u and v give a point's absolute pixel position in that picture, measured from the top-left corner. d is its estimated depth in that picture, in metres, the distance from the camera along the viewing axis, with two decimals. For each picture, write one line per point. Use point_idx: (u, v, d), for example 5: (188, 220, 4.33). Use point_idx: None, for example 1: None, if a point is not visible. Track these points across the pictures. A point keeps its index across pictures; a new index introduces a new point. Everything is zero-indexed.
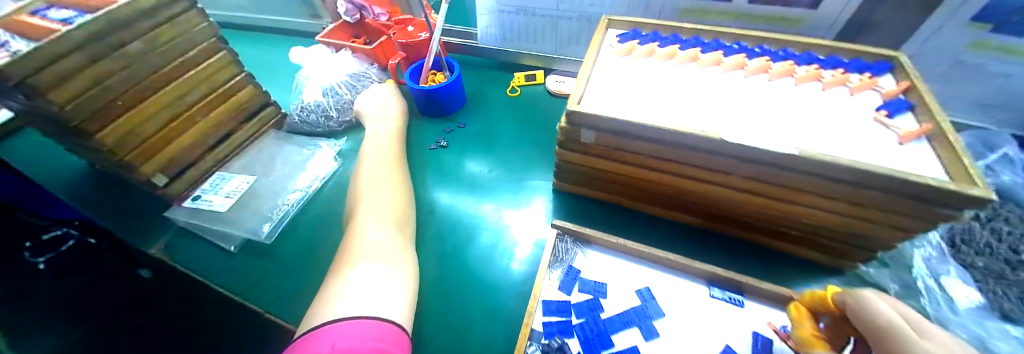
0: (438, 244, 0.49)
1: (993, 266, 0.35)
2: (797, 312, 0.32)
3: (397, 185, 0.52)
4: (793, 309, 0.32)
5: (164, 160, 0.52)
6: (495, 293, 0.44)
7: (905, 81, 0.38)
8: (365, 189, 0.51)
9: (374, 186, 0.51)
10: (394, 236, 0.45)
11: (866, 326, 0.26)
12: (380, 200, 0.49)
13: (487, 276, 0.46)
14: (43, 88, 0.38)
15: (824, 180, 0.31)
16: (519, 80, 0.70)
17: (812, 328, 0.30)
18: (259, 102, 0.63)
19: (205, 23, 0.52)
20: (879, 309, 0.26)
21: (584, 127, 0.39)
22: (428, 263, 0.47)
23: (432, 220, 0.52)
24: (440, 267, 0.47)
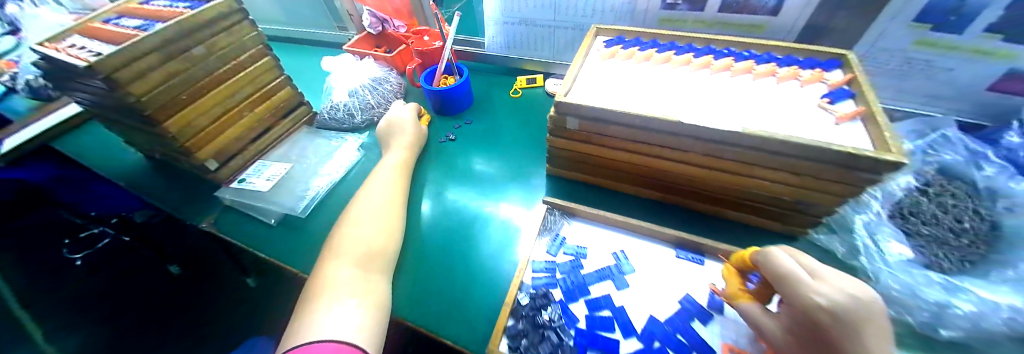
0: (438, 234, 0.54)
1: (939, 233, 0.42)
2: (727, 275, 0.38)
3: (393, 194, 0.56)
4: (725, 269, 0.39)
5: (215, 149, 0.61)
6: (487, 278, 0.48)
7: (850, 73, 0.43)
8: (367, 194, 0.55)
9: (379, 191, 0.56)
10: (384, 241, 0.49)
11: (772, 275, 0.32)
12: (379, 206, 0.53)
13: (477, 265, 0.49)
14: (124, 84, 0.47)
15: (764, 154, 0.37)
16: (522, 82, 0.78)
17: (737, 284, 0.37)
18: (294, 102, 0.73)
19: (253, 33, 0.62)
20: (782, 262, 0.31)
21: (569, 116, 0.46)
22: (427, 252, 0.52)
23: (434, 214, 0.58)
24: (440, 253, 0.52)
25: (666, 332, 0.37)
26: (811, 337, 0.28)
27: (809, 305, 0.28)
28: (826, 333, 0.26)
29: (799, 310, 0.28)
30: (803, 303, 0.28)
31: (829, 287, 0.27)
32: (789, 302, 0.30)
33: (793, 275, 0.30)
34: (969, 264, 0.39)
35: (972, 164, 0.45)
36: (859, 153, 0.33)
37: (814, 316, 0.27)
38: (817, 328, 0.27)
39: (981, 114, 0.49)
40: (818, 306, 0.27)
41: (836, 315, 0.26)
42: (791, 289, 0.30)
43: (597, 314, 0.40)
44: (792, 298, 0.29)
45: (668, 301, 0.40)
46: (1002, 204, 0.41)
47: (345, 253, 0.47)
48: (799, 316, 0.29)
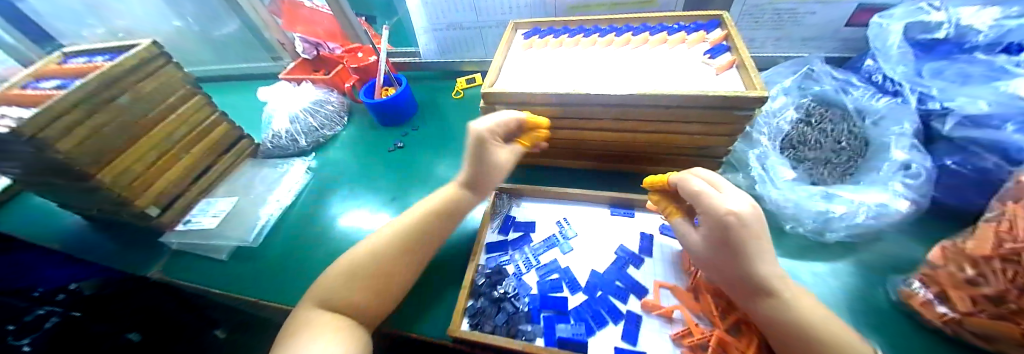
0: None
1: (823, 155, 0.48)
2: (657, 202, 0.42)
3: (422, 218, 0.44)
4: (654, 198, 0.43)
5: (154, 193, 0.59)
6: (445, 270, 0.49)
7: (726, 31, 0.50)
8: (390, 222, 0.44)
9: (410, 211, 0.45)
10: (393, 274, 0.39)
11: (688, 195, 0.35)
12: (401, 239, 0.41)
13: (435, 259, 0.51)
14: (53, 142, 0.44)
15: (661, 108, 0.43)
16: (461, 84, 0.81)
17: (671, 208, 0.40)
18: (233, 136, 0.72)
19: (179, 74, 0.60)
20: (693, 184, 0.35)
21: (496, 104, 0.50)
22: None
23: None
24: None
25: (606, 281, 0.41)
26: (720, 245, 0.32)
27: (720, 214, 0.31)
28: (732, 240, 0.31)
29: (712, 222, 0.32)
30: (716, 214, 0.32)
31: (732, 196, 0.32)
32: (703, 218, 0.34)
33: (702, 193, 0.34)
34: (849, 176, 0.45)
35: (841, 90, 0.52)
36: (728, 94, 0.38)
37: (724, 227, 0.31)
38: (725, 234, 0.31)
39: (848, 49, 0.56)
40: (728, 212, 0.31)
41: (744, 220, 0.31)
42: (703, 205, 0.33)
43: (547, 278, 0.43)
44: (706, 213, 0.33)
45: (606, 254, 0.44)
46: (870, 119, 0.48)
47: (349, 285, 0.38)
48: (712, 226, 0.32)
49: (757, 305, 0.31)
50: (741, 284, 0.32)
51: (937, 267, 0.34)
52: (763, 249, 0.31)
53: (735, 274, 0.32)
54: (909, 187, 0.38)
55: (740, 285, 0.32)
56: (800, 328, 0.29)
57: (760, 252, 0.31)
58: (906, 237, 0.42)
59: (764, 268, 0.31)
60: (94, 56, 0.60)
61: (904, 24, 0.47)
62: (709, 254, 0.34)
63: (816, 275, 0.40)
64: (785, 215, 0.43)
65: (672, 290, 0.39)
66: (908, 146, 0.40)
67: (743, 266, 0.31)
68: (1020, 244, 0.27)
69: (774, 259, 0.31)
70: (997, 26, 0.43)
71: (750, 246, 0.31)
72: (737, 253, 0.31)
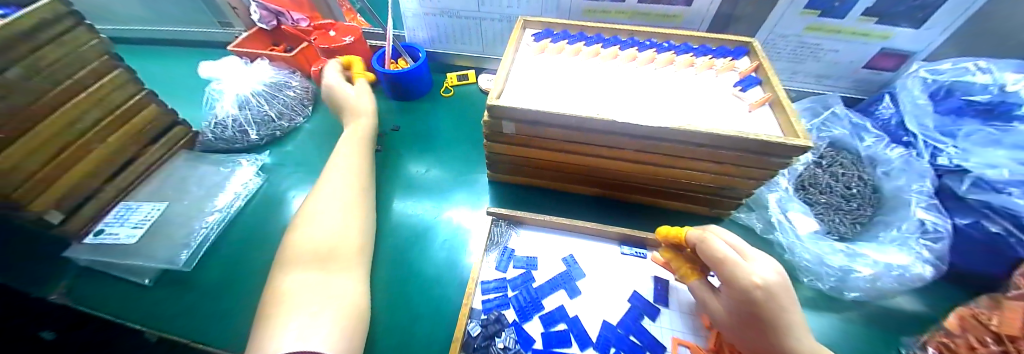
0: (389, 266, 0.47)
1: (834, 202, 0.46)
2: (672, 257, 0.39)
3: (354, 178, 0.46)
4: (665, 252, 0.40)
5: (57, 194, 0.44)
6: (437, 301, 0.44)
7: (755, 61, 0.46)
8: (324, 192, 0.44)
9: (347, 182, 0.46)
10: (353, 235, 0.40)
11: (710, 260, 0.32)
12: (348, 207, 0.43)
13: (424, 289, 0.45)
14: None
15: (692, 146, 0.38)
16: (451, 80, 0.72)
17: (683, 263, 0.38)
18: (165, 122, 0.57)
19: (95, 40, 0.44)
20: (716, 249, 0.32)
21: (504, 120, 0.42)
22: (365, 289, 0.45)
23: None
24: (387, 289, 0.45)
25: (619, 335, 0.37)
26: (749, 317, 0.29)
27: (747, 286, 0.28)
28: (759, 309, 0.28)
29: (737, 293, 0.29)
30: (741, 285, 0.29)
31: (759, 265, 0.29)
32: (726, 286, 0.30)
33: (724, 258, 0.31)
34: (859, 226, 0.44)
35: (856, 136, 0.52)
36: (771, 140, 0.35)
37: (750, 296, 0.28)
38: (753, 308, 0.28)
39: (859, 90, 0.56)
40: (756, 286, 0.28)
41: (771, 292, 0.28)
42: (727, 275, 0.30)
43: (552, 329, 0.38)
44: (729, 280, 0.30)
45: (616, 302, 0.40)
46: (881, 170, 0.48)
47: (305, 238, 0.38)
48: (738, 297, 0.29)
49: None
50: None
51: (954, 336, 0.35)
52: (795, 320, 0.28)
53: (760, 342, 0.29)
54: (930, 250, 0.38)
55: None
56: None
57: (788, 323, 0.27)
58: (918, 297, 0.41)
59: (795, 341, 0.27)
60: None
61: (950, 82, 0.45)
62: (736, 327, 0.31)
63: (833, 332, 0.39)
64: (802, 268, 0.41)
65: (690, 348, 0.36)
66: (928, 206, 0.39)
67: (768, 336, 0.28)
68: None
69: (807, 332, 0.28)
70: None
71: (780, 320, 0.28)
72: (767, 324, 0.28)
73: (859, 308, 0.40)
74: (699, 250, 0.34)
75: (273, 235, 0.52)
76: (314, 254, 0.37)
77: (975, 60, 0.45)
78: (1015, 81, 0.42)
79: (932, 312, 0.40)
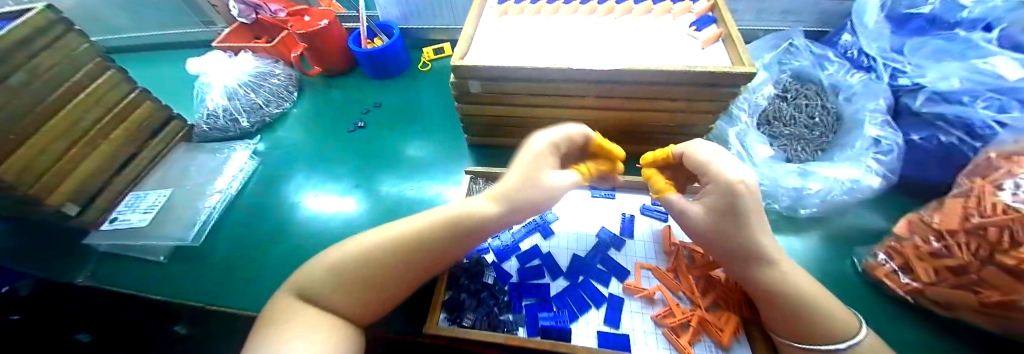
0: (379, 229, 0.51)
1: (796, 131, 0.47)
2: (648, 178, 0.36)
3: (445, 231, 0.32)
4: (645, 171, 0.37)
5: (71, 189, 0.48)
6: None
7: (711, 2, 0.47)
8: (410, 221, 0.32)
9: (440, 228, 0.32)
10: (411, 284, 0.31)
11: (695, 166, 0.31)
12: (428, 250, 0.31)
13: None
14: None
15: (646, 85, 0.40)
16: (429, 54, 0.73)
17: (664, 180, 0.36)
18: (161, 117, 0.60)
19: (86, 44, 0.48)
20: (699, 156, 0.30)
21: (470, 79, 0.44)
22: None
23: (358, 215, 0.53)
24: None
25: (587, 266, 0.40)
26: (723, 216, 0.29)
27: (731, 183, 0.28)
28: (739, 212, 0.28)
29: (718, 193, 0.28)
30: (725, 183, 0.28)
31: (741, 165, 0.29)
32: (707, 190, 0.30)
33: (709, 163, 0.30)
34: (821, 151, 0.45)
35: (818, 66, 0.53)
36: (716, 71, 0.36)
37: (733, 198, 0.27)
38: (733, 206, 0.28)
39: (824, 23, 0.56)
40: (738, 182, 0.27)
41: (749, 191, 0.27)
42: (711, 177, 0.29)
43: (527, 266, 0.41)
44: (712, 182, 0.29)
45: (586, 237, 0.43)
46: (842, 97, 0.49)
47: (358, 261, 0.29)
48: (717, 198, 0.29)
49: (752, 272, 0.28)
50: (735, 254, 0.29)
51: (903, 240, 0.36)
52: (761, 222, 0.29)
53: (731, 246, 0.29)
54: (880, 163, 0.40)
55: (728, 255, 0.29)
56: (788, 302, 0.27)
57: (759, 224, 0.28)
58: (874, 210, 0.43)
59: (764, 240, 0.28)
60: None
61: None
62: (706, 228, 0.30)
63: (789, 249, 0.42)
64: (761, 193, 0.43)
65: (653, 271, 0.39)
66: (881, 123, 0.41)
67: (739, 238, 0.28)
68: (987, 219, 0.28)
69: (771, 233, 0.29)
70: (980, 4, 0.42)
71: (755, 217, 0.28)
72: (739, 226, 0.28)
73: (816, 226, 0.43)
74: (685, 161, 0.32)
75: (269, 210, 0.55)
76: (364, 286, 0.28)
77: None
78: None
79: (888, 224, 0.42)
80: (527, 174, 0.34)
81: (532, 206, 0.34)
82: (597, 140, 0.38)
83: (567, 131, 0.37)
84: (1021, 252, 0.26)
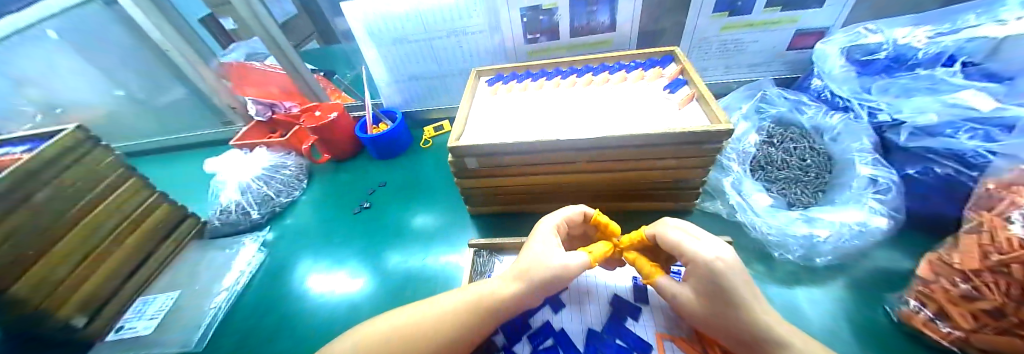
0: (387, 308, 0.50)
1: (792, 174, 0.48)
2: (631, 261, 0.37)
3: (459, 308, 0.33)
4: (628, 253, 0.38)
5: (82, 299, 0.49)
6: None
7: (680, 65, 0.52)
8: (433, 302, 0.35)
9: (456, 308, 0.33)
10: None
11: (671, 248, 0.33)
12: (446, 327, 0.32)
13: None
14: None
15: (632, 148, 0.42)
16: (429, 132, 0.78)
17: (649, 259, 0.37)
18: (175, 218, 0.63)
19: (110, 158, 0.52)
20: (671, 237, 0.33)
21: (466, 157, 0.47)
22: None
23: (365, 296, 0.52)
24: None
25: (605, 340, 0.38)
26: (710, 295, 0.29)
27: (708, 262, 0.29)
28: (724, 290, 0.29)
29: (700, 272, 0.30)
30: (703, 263, 0.30)
31: (716, 245, 0.31)
32: (690, 270, 0.31)
33: (681, 243, 0.32)
34: (821, 193, 0.45)
35: (796, 110, 0.56)
36: (695, 130, 0.38)
37: (714, 275, 0.29)
38: (714, 284, 0.29)
39: (793, 70, 0.60)
40: (714, 260, 0.29)
41: (728, 268, 0.29)
42: (687, 258, 0.31)
43: (541, 347, 0.39)
44: (691, 263, 0.31)
45: (597, 308, 0.42)
46: (828, 137, 0.51)
47: (377, 335, 0.32)
48: (700, 277, 0.30)
49: (758, 352, 0.28)
50: (736, 336, 0.28)
51: (930, 283, 0.34)
52: (753, 291, 0.29)
53: (728, 324, 0.29)
54: (882, 202, 0.40)
55: (731, 336, 0.29)
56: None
57: (750, 295, 0.28)
58: (892, 250, 0.42)
59: (759, 311, 0.28)
60: (13, 148, 0.49)
61: (848, 47, 0.50)
62: (699, 311, 0.30)
63: (810, 301, 0.39)
64: (772, 243, 0.44)
65: (676, 342, 0.37)
66: (873, 162, 0.42)
67: (733, 314, 0.28)
68: (1006, 256, 0.27)
69: (764, 299, 0.29)
70: (933, 44, 0.45)
71: (744, 293, 0.28)
72: (730, 303, 0.28)
73: (836, 274, 0.41)
74: (662, 243, 0.34)
75: (276, 302, 0.55)
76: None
77: (863, 25, 0.51)
78: (904, 37, 0.48)
79: (911, 264, 0.40)
80: (533, 257, 0.36)
81: (544, 287, 0.34)
82: (595, 216, 0.40)
83: (563, 213, 0.39)
84: None
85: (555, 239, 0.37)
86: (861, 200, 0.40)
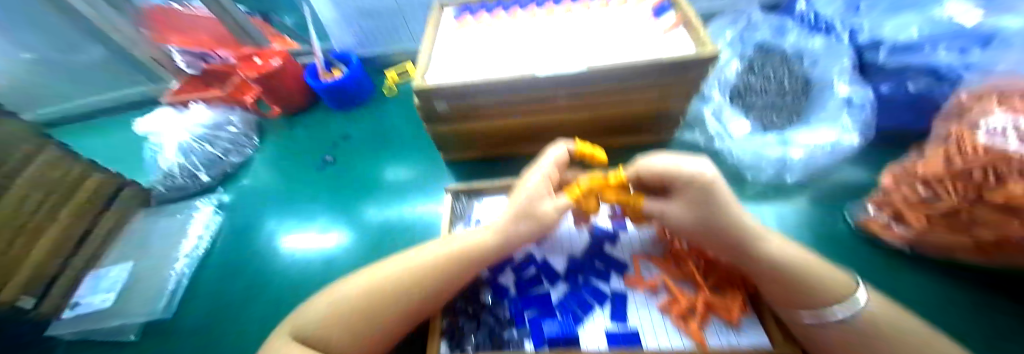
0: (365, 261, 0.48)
1: (770, 101, 0.48)
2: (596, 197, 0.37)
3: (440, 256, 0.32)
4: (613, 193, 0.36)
5: (24, 279, 0.43)
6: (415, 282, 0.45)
7: None
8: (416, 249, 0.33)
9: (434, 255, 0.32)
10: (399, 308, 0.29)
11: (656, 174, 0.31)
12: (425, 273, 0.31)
13: None
14: None
15: (615, 81, 0.39)
16: (392, 75, 0.71)
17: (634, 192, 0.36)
18: (112, 186, 0.55)
19: (14, 121, 0.44)
20: (656, 163, 0.31)
21: (437, 99, 0.41)
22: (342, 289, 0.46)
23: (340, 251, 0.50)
24: None
25: (585, 266, 0.39)
26: (701, 208, 0.28)
27: (695, 177, 0.28)
28: (713, 200, 0.28)
29: (689, 190, 0.29)
30: (691, 179, 0.28)
31: (702, 164, 0.30)
32: (678, 190, 0.30)
33: (669, 165, 0.30)
34: (797, 117, 0.45)
35: (777, 35, 0.52)
36: (681, 58, 0.35)
37: (704, 186, 0.28)
38: (705, 197, 0.28)
39: None
40: (701, 175, 0.28)
41: (714, 181, 0.28)
42: (675, 177, 0.29)
43: (525, 277, 0.39)
44: (680, 183, 0.29)
45: (579, 236, 0.43)
46: (810, 59, 0.47)
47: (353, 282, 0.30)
48: (690, 193, 0.29)
49: (751, 257, 0.26)
50: (730, 241, 0.27)
51: (891, 192, 0.36)
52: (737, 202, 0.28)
53: (719, 234, 0.28)
54: (853, 120, 0.41)
55: (725, 244, 0.28)
56: (801, 277, 0.25)
57: (735, 204, 0.28)
58: (859, 167, 0.43)
59: (744, 218, 0.27)
60: None
61: None
62: (692, 225, 0.29)
63: (779, 218, 0.41)
64: (745, 166, 0.44)
65: (651, 261, 0.38)
66: (849, 82, 0.42)
67: (722, 222, 0.27)
68: (969, 163, 0.28)
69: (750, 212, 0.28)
70: None
71: (731, 201, 0.28)
72: (716, 209, 0.27)
73: (804, 191, 0.42)
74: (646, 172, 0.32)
75: (244, 263, 0.51)
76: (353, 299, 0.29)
77: None
78: None
79: (872, 177, 0.42)
80: (524, 209, 0.34)
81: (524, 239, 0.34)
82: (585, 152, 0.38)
83: (554, 159, 0.36)
84: (1007, 190, 0.26)
85: (546, 190, 0.34)
86: (835, 120, 0.42)
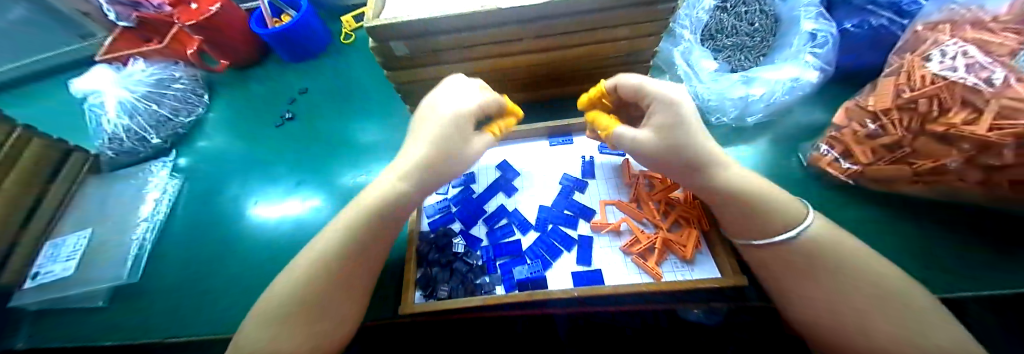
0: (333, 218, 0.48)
1: (738, 41, 0.47)
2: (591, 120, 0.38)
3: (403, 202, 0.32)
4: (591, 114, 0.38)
5: None
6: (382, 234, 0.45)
7: None
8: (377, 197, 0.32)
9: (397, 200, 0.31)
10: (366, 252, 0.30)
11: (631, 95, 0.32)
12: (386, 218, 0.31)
13: None
14: None
15: (581, 16, 0.36)
16: (350, 23, 0.66)
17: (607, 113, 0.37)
18: (54, 153, 0.51)
19: None
20: (631, 84, 0.32)
21: (391, 40, 0.38)
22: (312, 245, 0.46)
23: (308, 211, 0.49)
24: None
25: (553, 212, 0.39)
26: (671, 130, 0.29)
27: (669, 100, 0.29)
28: (682, 123, 0.29)
29: (661, 111, 0.29)
30: (665, 101, 0.29)
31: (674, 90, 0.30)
32: (649, 113, 0.31)
33: (643, 86, 0.31)
34: (763, 57, 0.46)
35: None
36: None
37: (675, 107, 0.29)
38: (675, 121, 0.29)
39: None
40: (672, 99, 0.29)
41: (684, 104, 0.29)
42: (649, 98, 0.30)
43: (496, 226, 0.40)
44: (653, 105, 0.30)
45: (550, 184, 0.43)
46: None
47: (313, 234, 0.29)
48: (661, 115, 0.29)
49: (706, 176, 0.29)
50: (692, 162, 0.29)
51: (841, 128, 0.37)
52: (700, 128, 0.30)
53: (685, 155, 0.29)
54: (817, 57, 0.41)
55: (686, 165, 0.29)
56: (749, 189, 0.28)
57: (700, 129, 0.29)
58: (820, 105, 0.44)
59: (705, 140, 0.29)
60: None
61: None
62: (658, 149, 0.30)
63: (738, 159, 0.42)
64: (710, 109, 0.44)
65: (617, 205, 0.39)
66: (816, 15, 0.41)
67: (689, 143, 0.28)
68: (916, 94, 0.31)
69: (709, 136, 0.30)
70: None
71: (697, 126, 0.29)
72: (687, 135, 0.28)
73: (765, 131, 0.43)
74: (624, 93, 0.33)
75: (210, 226, 0.50)
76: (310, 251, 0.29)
77: None
78: None
79: (826, 116, 0.43)
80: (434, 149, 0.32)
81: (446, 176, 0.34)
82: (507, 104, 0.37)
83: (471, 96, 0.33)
84: (949, 120, 0.29)
85: (465, 127, 0.33)
86: (799, 58, 0.41)
